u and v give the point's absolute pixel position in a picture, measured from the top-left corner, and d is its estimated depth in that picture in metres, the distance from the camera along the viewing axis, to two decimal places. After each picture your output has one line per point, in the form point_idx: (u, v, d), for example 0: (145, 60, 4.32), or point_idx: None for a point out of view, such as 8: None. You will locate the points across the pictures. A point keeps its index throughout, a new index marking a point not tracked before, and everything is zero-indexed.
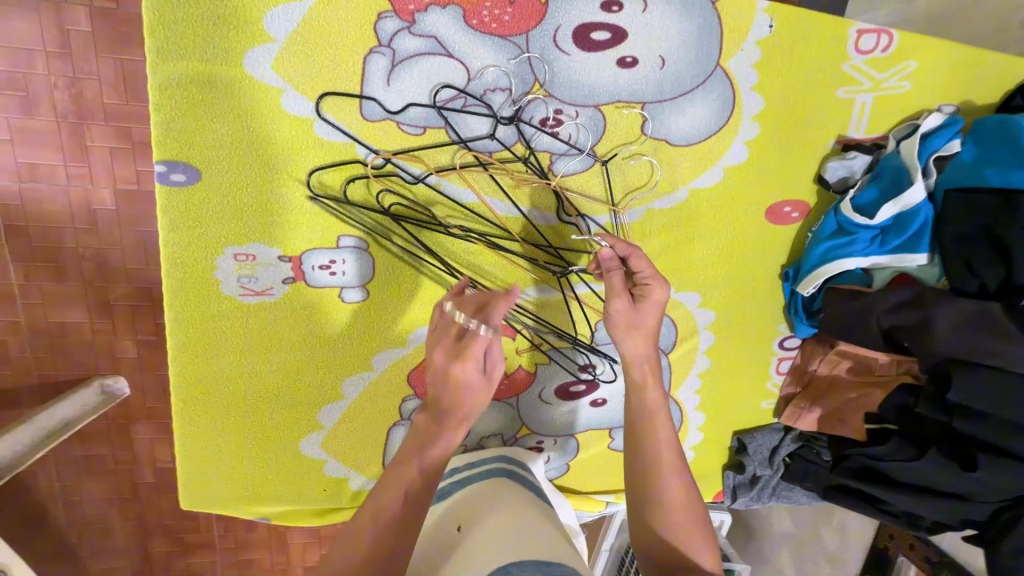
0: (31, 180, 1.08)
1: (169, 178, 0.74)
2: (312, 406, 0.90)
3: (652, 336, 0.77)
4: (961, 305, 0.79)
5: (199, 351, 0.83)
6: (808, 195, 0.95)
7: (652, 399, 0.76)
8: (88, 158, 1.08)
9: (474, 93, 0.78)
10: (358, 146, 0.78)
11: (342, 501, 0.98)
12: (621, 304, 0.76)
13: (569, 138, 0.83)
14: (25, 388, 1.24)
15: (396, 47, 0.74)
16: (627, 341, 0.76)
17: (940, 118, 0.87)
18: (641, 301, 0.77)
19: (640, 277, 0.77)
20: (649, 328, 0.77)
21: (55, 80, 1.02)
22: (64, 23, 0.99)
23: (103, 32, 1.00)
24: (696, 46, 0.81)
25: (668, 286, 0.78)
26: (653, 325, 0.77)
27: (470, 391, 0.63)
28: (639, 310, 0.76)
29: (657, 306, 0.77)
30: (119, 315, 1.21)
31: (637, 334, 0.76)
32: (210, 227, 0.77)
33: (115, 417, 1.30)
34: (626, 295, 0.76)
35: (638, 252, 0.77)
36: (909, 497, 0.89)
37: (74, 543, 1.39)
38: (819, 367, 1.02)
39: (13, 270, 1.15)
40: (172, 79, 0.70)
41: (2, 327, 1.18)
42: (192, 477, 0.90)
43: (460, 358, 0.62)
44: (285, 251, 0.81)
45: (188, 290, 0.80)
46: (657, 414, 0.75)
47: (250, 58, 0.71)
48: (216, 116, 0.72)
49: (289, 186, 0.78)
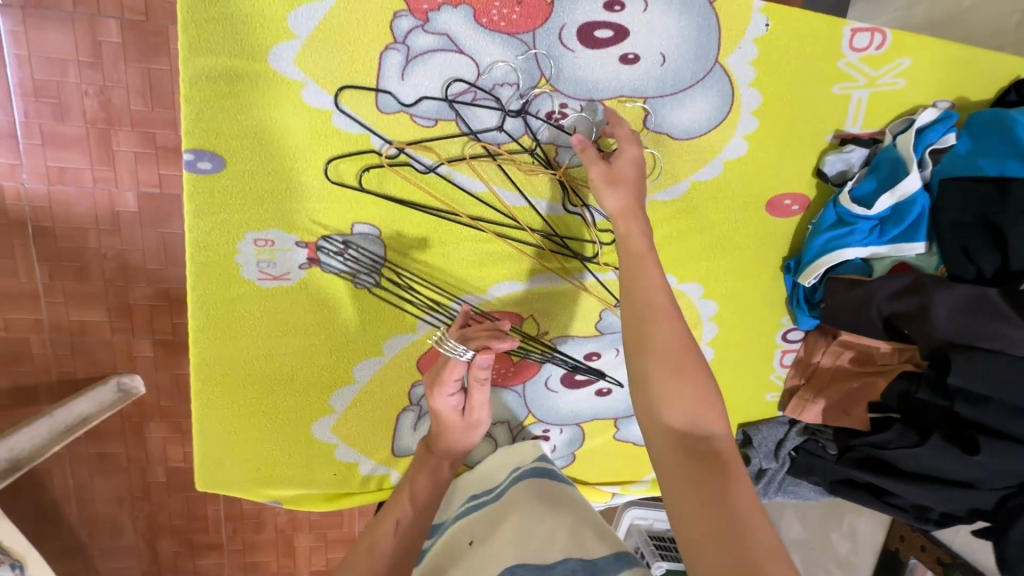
0: (59, 183, 1.14)
1: (196, 167, 0.78)
2: (325, 389, 0.93)
3: (636, 187, 0.76)
4: (959, 291, 0.81)
5: (219, 331, 0.87)
6: (808, 188, 0.97)
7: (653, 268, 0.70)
8: (113, 162, 1.13)
9: (483, 87, 0.82)
10: (373, 136, 0.82)
11: (353, 484, 1.00)
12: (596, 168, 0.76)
13: (574, 130, 0.87)
14: (45, 383, 1.28)
15: (410, 43, 0.78)
16: (610, 195, 0.74)
17: (934, 112, 0.89)
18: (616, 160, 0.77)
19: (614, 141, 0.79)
20: (630, 181, 0.75)
21: (86, 87, 1.08)
22: (96, 35, 1.05)
23: (132, 44, 1.06)
24: (695, 44, 0.85)
25: (642, 144, 0.78)
26: (634, 177, 0.76)
27: (450, 418, 0.84)
28: (615, 169, 0.76)
29: (630, 161, 0.76)
30: (137, 313, 1.26)
31: (618, 188, 0.75)
32: (233, 214, 0.81)
33: (130, 414, 1.34)
34: (601, 161, 0.77)
35: (618, 120, 0.80)
36: (914, 486, 0.89)
37: (87, 541, 1.42)
38: (823, 359, 1.03)
39: (39, 269, 1.20)
40: (201, 74, 0.74)
41: (25, 323, 1.23)
42: (209, 457, 0.92)
43: (435, 386, 0.82)
44: (302, 237, 0.85)
45: (210, 273, 0.83)
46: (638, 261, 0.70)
47: (275, 53, 0.75)
48: (240, 108, 0.77)
49: (308, 175, 0.82)
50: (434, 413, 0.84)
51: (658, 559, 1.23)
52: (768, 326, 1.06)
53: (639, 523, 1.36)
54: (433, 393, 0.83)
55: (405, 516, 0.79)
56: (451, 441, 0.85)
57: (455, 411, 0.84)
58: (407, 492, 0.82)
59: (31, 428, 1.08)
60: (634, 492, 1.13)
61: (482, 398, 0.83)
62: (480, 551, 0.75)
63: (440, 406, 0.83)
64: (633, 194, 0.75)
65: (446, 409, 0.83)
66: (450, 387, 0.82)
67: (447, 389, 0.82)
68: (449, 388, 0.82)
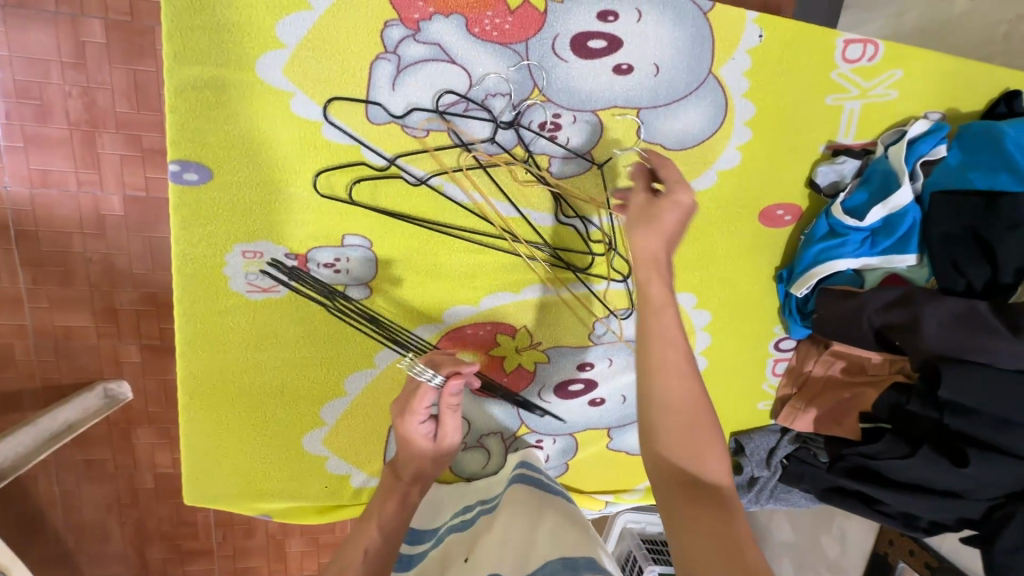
0: (43, 186, 1.11)
1: (182, 177, 0.77)
2: (315, 402, 0.92)
3: (668, 235, 0.71)
4: (949, 303, 0.82)
5: (206, 344, 0.85)
6: (800, 199, 0.97)
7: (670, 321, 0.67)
8: (98, 165, 1.11)
9: (475, 98, 0.81)
10: (364, 148, 0.81)
11: (344, 497, 0.98)
12: (640, 198, 0.74)
13: (567, 141, 0.86)
14: (30, 390, 1.26)
15: (401, 53, 0.77)
16: (639, 231, 0.71)
17: (925, 124, 0.90)
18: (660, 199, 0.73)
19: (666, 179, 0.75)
20: (666, 225, 0.71)
21: (69, 89, 1.05)
22: (80, 35, 1.03)
23: (117, 45, 1.04)
24: (688, 55, 0.85)
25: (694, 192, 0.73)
26: (672, 222, 0.71)
27: (418, 444, 0.84)
28: (654, 206, 0.72)
29: (677, 207, 0.72)
30: (124, 320, 1.23)
31: (650, 226, 0.71)
32: (221, 226, 0.80)
33: (117, 421, 1.31)
34: (645, 193, 0.74)
35: (670, 163, 0.77)
36: (903, 495, 0.90)
37: (73, 548, 1.40)
38: (814, 368, 1.03)
39: (22, 274, 1.17)
40: (187, 83, 0.73)
41: (8, 329, 1.21)
42: (197, 471, 0.91)
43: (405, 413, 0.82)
44: (292, 249, 0.83)
45: (197, 286, 0.82)
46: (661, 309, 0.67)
47: (262, 63, 0.74)
48: (227, 118, 0.75)
49: (297, 186, 0.81)
50: (403, 439, 0.84)
51: (651, 563, 1.24)
52: (761, 335, 1.06)
53: (632, 527, 1.36)
54: (402, 419, 0.83)
55: (371, 544, 0.77)
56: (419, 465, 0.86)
57: (425, 439, 0.84)
58: (374, 518, 0.80)
59: (13, 438, 1.06)
60: (627, 501, 1.13)
61: (453, 425, 0.83)
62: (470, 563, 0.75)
63: (410, 433, 0.83)
64: (661, 242, 0.70)
65: (416, 436, 0.84)
66: (420, 416, 0.82)
67: (418, 416, 0.82)
68: (419, 416, 0.82)
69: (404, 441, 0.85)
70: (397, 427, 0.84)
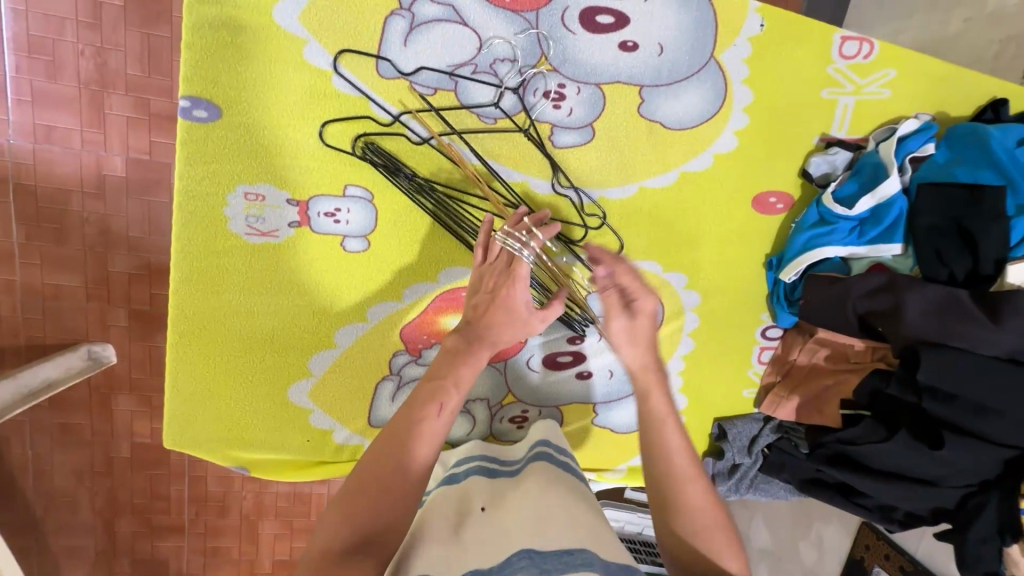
0: (46, 142, 1.12)
1: (191, 114, 0.78)
2: (304, 352, 0.92)
3: (653, 346, 0.78)
4: (931, 291, 0.84)
5: (201, 283, 0.86)
6: (793, 188, 1.00)
7: (656, 405, 0.75)
8: (103, 126, 1.12)
9: (483, 62, 0.83)
10: (370, 101, 0.83)
11: (325, 453, 0.98)
12: (619, 323, 0.78)
13: (569, 112, 0.88)
14: (9, 348, 1.23)
15: (415, 11, 0.79)
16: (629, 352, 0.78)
17: (916, 122, 0.93)
18: (635, 317, 0.78)
19: (629, 292, 0.78)
20: (647, 342, 0.77)
21: (82, 48, 1.07)
22: None
23: (133, 9, 1.06)
24: (692, 38, 0.87)
25: (655, 299, 0.79)
26: (650, 336, 0.78)
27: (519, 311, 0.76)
28: (635, 326, 0.77)
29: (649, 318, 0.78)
30: (114, 280, 1.23)
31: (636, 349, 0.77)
32: (225, 165, 0.81)
33: (97, 386, 1.30)
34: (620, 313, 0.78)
35: (624, 268, 0.79)
36: (878, 482, 0.92)
37: (40, 515, 1.37)
38: (799, 357, 1.04)
39: (16, 229, 1.17)
40: (204, 21, 0.75)
41: None
42: (180, 414, 0.91)
43: (512, 281, 0.75)
44: (294, 195, 0.84)
45: (197, 223, 0.83)
46: (665, 419, 0.74)
47: (279, 9, 0.76)
48: (240, 59, 0.77)
49: (303, 133, 0.82)
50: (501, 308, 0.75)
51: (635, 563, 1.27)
52: (748, 321, 1.07)
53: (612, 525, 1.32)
54: (507, 285, 0.75)
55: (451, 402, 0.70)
56: (501, 334, 0.76)
57: (526, 306, 0.76)
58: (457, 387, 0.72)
59: None
60: (609, 479, 1.14)
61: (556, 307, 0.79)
62: (492, 523, 0.72)
63: (517, 299, 0.75)
64: (651, 354, 0.77)
65: (520, 302, 0.76)
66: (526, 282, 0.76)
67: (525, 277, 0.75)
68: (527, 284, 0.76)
69: (494, 305, 0.76)
70: (501, 297, 0.75)
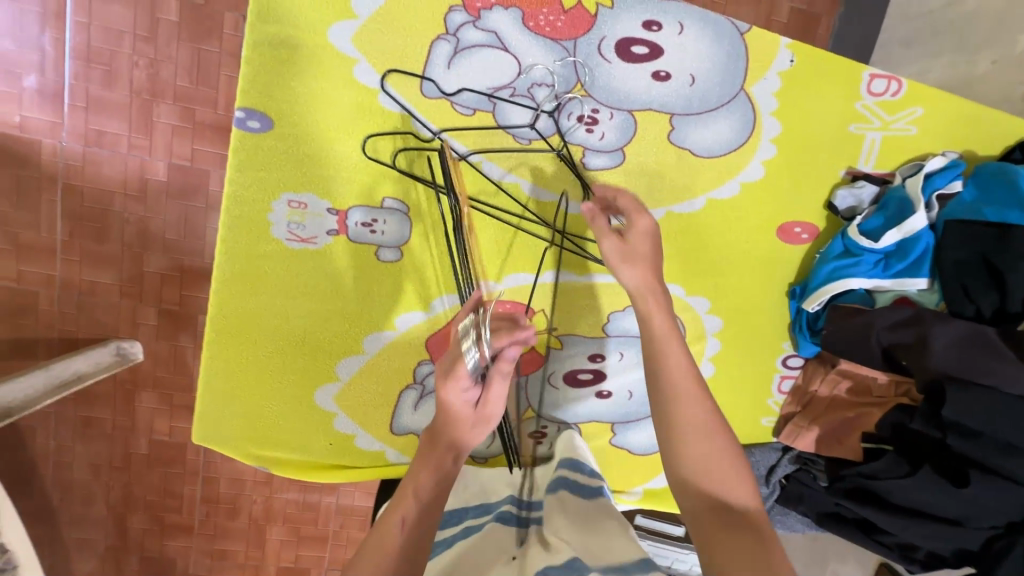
0: (95, 145, 1.18)
1: (245, 125, 0.83)
2: (334, 356, 0.95)
3: (653, 266, 0.77)
4: (958, 326, 0.85)
5: (241, 284, 0.90)
6: (818, 219, 1.01)
7: None
8: (151, 133, 1.18)
9: (522, 85, 0.87)
10: (413, 118, 0.87)
11: (345, 459, 1.00)
12: (612, 243, 0.78)
13: (602, 136, 0.91)
14: (44, 340, 1.28)
15: (460, 36, 0.83)
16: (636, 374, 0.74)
17: (943, 160, 0.94)
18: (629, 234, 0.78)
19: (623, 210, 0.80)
20: (645, 254, 0.77)
21: (138, 60, 1.14)
22: (157, 14, 1.12)
23: (186, 26, 1.13)
24: (724, 70, 0.90)
25: (649, 214, 0.79)
26: (648, 251, 0.77)
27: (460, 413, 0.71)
28: (629, 243, 0.78)
29: (644, 234, 0.78)
30: (148, 280, 1.28)
31: (636, 263, 0.76)
32: (273, 174, 0.86)
33: (124, 380, 1.34)
34: (616, 235, 0.78)
35: (623, 192, 0.82)
36: (901, 520, 0.91)
37: (58, 506, 1.40)
38: (819, 388, 1.03)
39: (59, 226, 1.23)
40: (265, 40, 0.80)
41: (37, 278, 1.25)
42: (210, 411, 0.94)
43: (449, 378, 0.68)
44: (334, 205, 0.88)
45: (242, 227, 0.87)
46: None
47: (334, 31, 0.81)
48: (294, 75, 0.82)
49: (347, 146, 0.86)
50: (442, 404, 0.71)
51: None
52: (769, 349, 1.08)
53: None
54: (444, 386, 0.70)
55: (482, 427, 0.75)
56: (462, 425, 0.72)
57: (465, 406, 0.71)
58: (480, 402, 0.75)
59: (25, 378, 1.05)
60: (626, 502, 1.13)
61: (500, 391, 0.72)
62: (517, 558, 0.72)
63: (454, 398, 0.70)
64: (652, 274, 0.76)
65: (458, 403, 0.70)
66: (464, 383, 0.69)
67: (463, 383, 0.68)
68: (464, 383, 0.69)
69: (440, 412, 0.72)
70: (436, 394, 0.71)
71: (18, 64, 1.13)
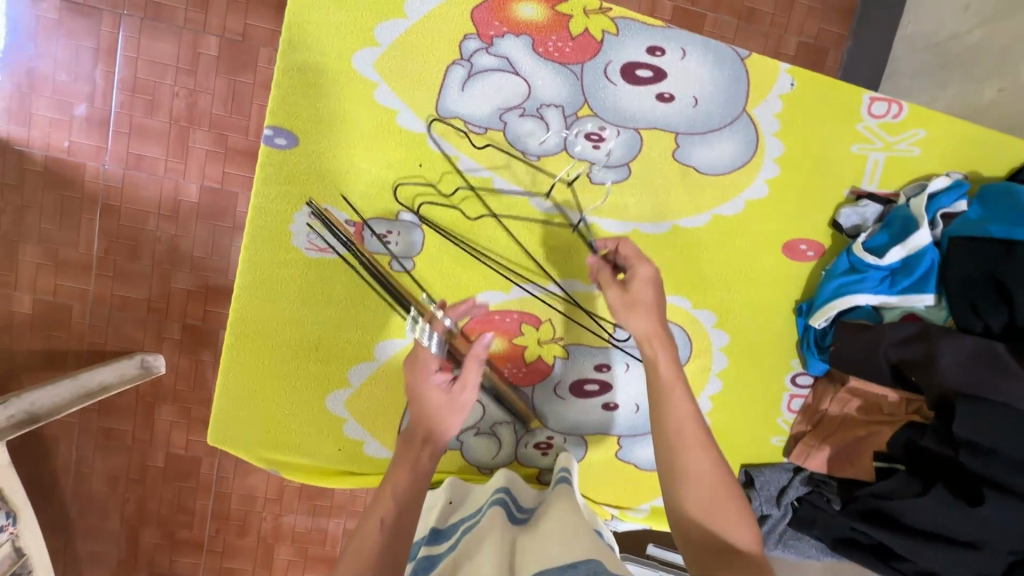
0: (135, 169, 1.27)
1: (273, 142, 0.90)
2: (347, 362, 0.98)
3: (653, 309, 0.81)
4: (968, 342, 0.85)
5: (262, 290, 0.95)
6: (823, 237, 1.02)
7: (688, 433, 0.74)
8: (185, 158, 1.27)
9: (531, 105, 0.92)
10: (428, 137, 0.92)
11: (353, 465, 1.02)
12: (613, 292, 0.84)
13: (608, 152, 0.95)
14: (74, 352, 1.35)
15: (474, 61, 0.90)
16: None
17: (947, 180, 0.96)
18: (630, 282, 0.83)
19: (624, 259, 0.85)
20: (647, 302, 0.81)
21: (178, 90, 1.24)
22: (198, 48, 1.22)
23: (224, 60, 1.23)
24: (726, 92, 0.95)
25: (653, 264, 0.83)
26: (650, 297, 0.82)
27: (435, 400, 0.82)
28: (629, 291, 0.82)
29: (646, 283, 0.82)
30: (175, 294, 1.34)
31: (637, 310, 0.81)
32: (298, 187, 0.92)
33: (145, 392, 1.39)
34: (615, 285, 0.85)
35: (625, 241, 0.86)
36: (917, 543, 0.89)
37: (74, 518, 1.43)
38: (830, 407, 1.03)
39: (96, 244, 1.30)
40: (294, 66, 0.87)
41: (72, 292, 1.32)
42: (227, 412, 0.98)
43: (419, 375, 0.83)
44: (352, 216, 0.94)
45: (264, 236, 0.92)
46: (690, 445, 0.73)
47: (358, 57, 0.88)
48: (320, 97, 0.89)
49: (367, 162, 0.92)
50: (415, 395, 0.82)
51: None
52: (777, 366, 1.07)
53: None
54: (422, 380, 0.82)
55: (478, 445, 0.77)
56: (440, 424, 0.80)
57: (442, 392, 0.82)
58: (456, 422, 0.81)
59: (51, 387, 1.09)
60: (632, 519, 1.11)
61: (472, 376, 0.82)
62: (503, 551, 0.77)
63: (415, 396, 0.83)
64: (653, 315, 0.81)
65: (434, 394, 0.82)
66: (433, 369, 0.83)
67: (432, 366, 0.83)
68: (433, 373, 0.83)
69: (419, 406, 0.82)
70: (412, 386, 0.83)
71: (70, 94, 1.23)
